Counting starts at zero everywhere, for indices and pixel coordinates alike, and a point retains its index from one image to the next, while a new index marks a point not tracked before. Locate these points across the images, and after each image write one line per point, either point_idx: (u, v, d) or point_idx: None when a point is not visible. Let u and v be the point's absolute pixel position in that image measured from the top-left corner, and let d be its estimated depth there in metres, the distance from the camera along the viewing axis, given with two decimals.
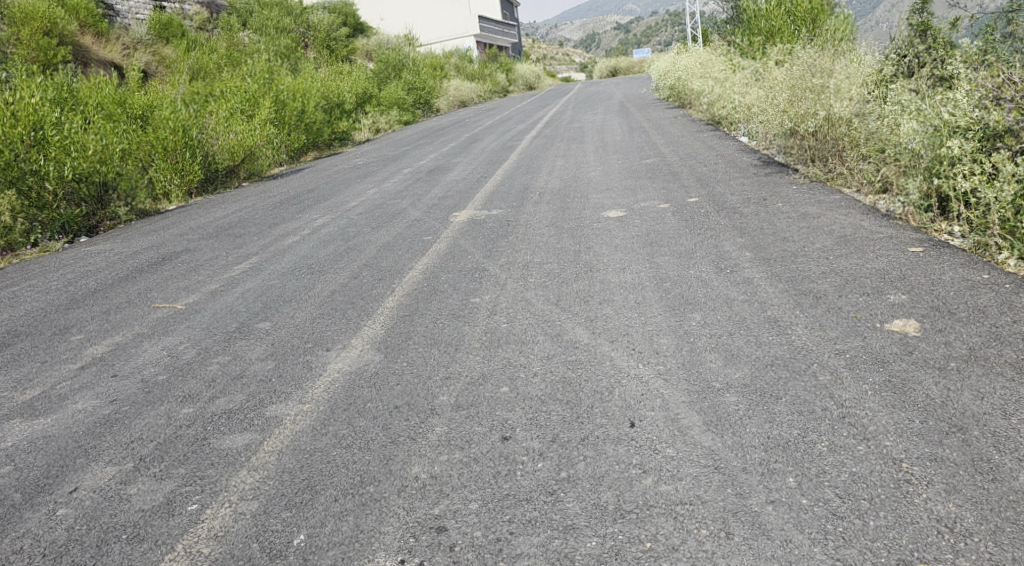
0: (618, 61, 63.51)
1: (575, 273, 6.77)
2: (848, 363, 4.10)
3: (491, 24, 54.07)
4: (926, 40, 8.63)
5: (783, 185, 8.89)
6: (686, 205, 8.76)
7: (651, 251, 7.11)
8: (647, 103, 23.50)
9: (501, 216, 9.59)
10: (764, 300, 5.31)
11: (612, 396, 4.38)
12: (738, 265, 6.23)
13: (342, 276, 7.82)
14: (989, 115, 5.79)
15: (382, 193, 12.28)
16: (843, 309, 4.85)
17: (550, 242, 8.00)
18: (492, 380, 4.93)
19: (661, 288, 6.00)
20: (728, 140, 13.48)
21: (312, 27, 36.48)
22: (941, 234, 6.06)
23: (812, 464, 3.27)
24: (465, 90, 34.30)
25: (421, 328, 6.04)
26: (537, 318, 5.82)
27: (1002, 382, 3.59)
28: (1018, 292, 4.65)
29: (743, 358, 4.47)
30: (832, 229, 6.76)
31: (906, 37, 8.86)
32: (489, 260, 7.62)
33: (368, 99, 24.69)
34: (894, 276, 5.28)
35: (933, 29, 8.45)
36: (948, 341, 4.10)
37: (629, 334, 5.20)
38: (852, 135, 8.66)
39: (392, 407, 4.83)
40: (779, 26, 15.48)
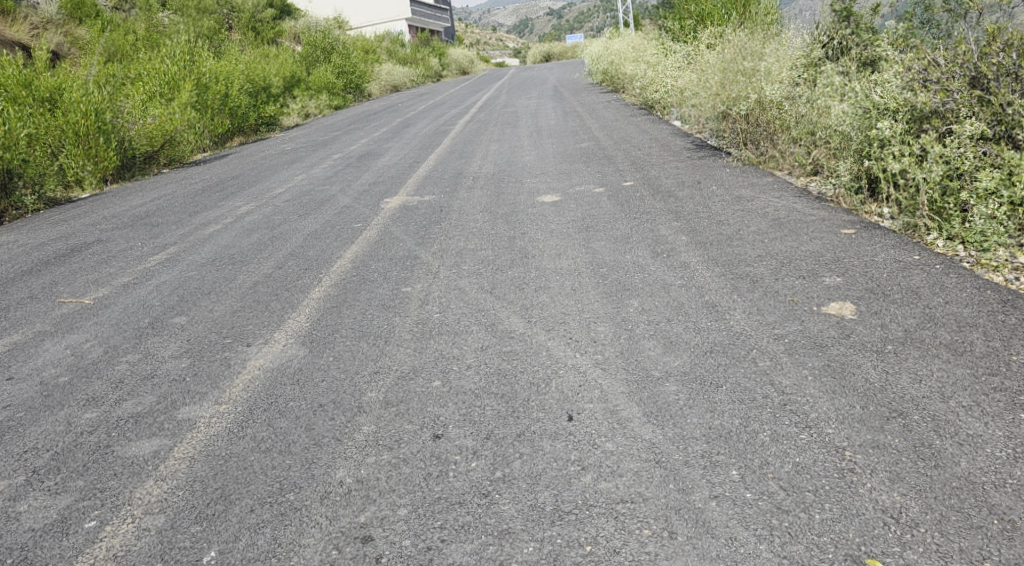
0: (551, 47, 63.43)
1: (509, 260, 6.56)
2: (787, 348, 4.02)
3: (423, 7, 53.10)
4: (849, 26, 8.84)
5: (716, 169, 8.90)
6: (621, 189, 8.66)
7: (587, 235, 6.96)
8: (581, 88, 23.46)
9: (433, 202, 9.28)
10: (702, 285, 5.22)
11: (549, 388, 4.19)
12: (674, 249, 6.14)
13: (266, 266, 7.40)
14: (917, 97, 5.85)
15: (310, 179, 11.78)
16: (780, 293, 4.80)
17: (484, 228, 7.75)
18: (423, 374, 4.67)
19: (597, 274, 5.84)
20: (661, 124, 13.49)
21: (237, 8, 34.97)
22: (871, 216, 6.11)
23: (755, 456, 3.15)
24: (398, 75, 33.59)
25: (349, 320, 5.72)
26: (470, 307, 5.59)
27: (938, 363, 3.54)
28: (948, 272, 4.67)
29: (682, 345, 4.35)
30: (766, 212, 6.75)
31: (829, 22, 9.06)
32: (421, 248, 7.33)
33: (297, 83, 23.83)
34: (828, 259, 5.26)
35: (855, 16, 8.71)
36: (884, 323, 4.07)
37: (566, 323, 5.02)
38: (783, 119, 8.73)
39: (316, 405, 4.52)
40: (711, 11, 15.69)
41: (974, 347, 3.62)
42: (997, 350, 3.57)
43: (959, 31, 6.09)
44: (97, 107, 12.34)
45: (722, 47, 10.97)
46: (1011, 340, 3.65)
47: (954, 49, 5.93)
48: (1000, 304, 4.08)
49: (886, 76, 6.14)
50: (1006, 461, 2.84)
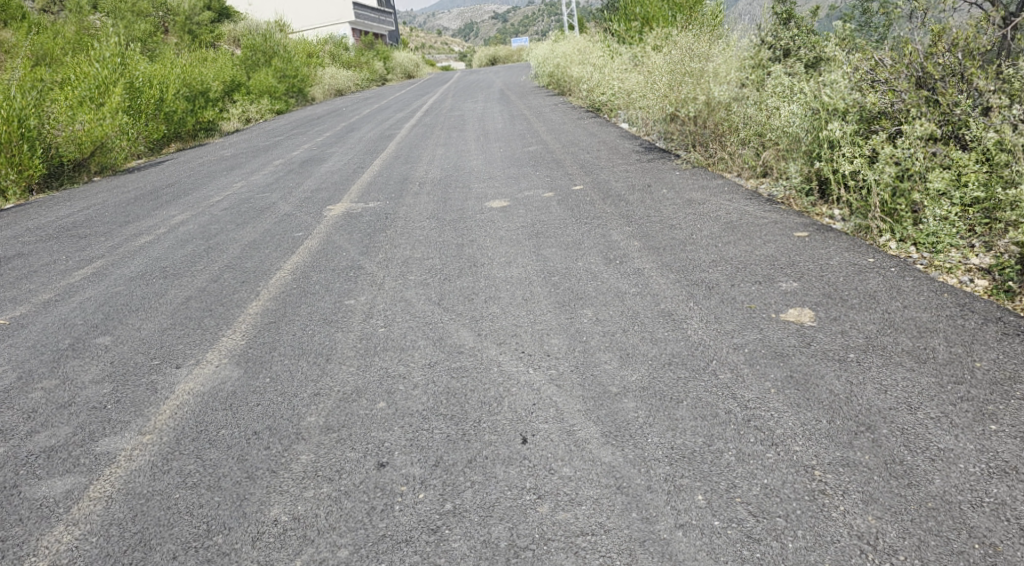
0: (497, 50, 63.36)
1: (457, 269, 6.30)
2: (747, 359, 3.87)
3: (367, 11, 52.28)
4: (790, 28, 9.18)
5: (665, 172, 8.82)
6: (571, 193, 8.49)
7: (537, 242, 6.75)
8: (528, 91, 23.33)
9: (378, 209, 8.94)
10: (658, 292, 5.06)
11: (501, 408, 3.94)
12: (627, 255, 5.97)
13: (200, 279, 6.96)
14: (866, 98, 5.83)
15: (249, 186, 11.28)
16: (737, 300, 4.67)
17: (431, 236, 7.46)
18: (367, 395, 4.37)
19: (549, 282, 5.63)
20: (608, 126, 13.41)
21: (173, 11, 33.72)
22: (822, 217, 6.07)
23: (721, 478, 2.97)
24: (342, 79, 32.91)
25: (288, 337, 5.36)
26: (416, 320, 5.30)
27: (902, 371, 3.41)
28: (904, 275, 4.60)
29: (639, 357, 4.17)
30: (718, 215, 6.65)
31: (770, 25, 9.28)
32: (366, 257, 7.00)
33: (237, 87, 23.03)
34: (783, 263, 5.16)
35: (798, 18, 9.08)
36: (844, 330, 3.95)
37: (518, 335, 4.78)
38: (731, 121, 8.72)
39: (250, 433, 4.17)
40: (656, 13, 15.78)
41: (937, 353, 3.50)
42: (960, 356, 3.45)
43: (904, 31, 6.13)
44: (20, 113, 11.60)
45: (668, 48, 10.92)
46: (973, 345, 3.54)
47: (900, 49, 5.95)
48: (958, 308, 3.99)
49: (836, 76, 6.13)
50: (980, 477, 2.72)
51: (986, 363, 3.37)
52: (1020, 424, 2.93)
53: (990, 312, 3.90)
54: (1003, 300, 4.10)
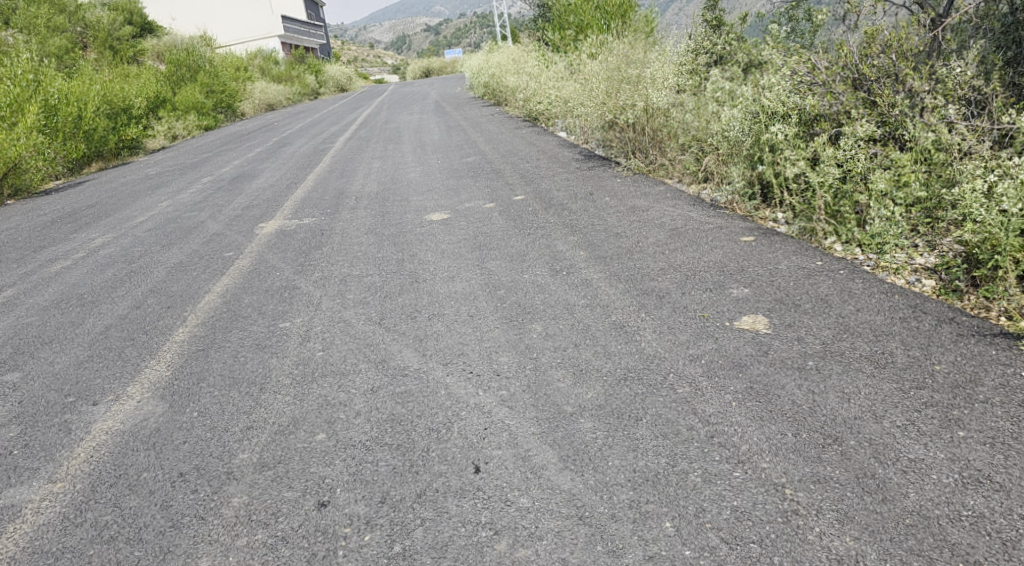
0: (430, 62, 63.01)
1: (398, 286, 6.01)
2: (705, 371, 3.74)
3: (297, 25, 51.23)
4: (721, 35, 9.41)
5: (607, 179, 8.75)
6: (512, 203, 8.31)
7: (481, 254, 6.53)
8: (464, 102, 23.15)
9: (313, 225, 8.57)
10: (608, 304, 4.90)
11: (450, 434, 3.69)
12: (574, 266, 5.81)
13: (122, 306, 6.48)
14: (805, 101, 5.88)
15: (175, 205, 10.71)
16: (690, 309, 4.57)
17: (370, 252, 7.15)
18: (305, 426, 4.05)
19: (495, 297, 5.41)
20: (546, 135, 13.32)
21: (91, 26, 32.15)
22: (766, 221, 6.06)
23: (688, 502, 2.80)
24: (272, 93, 32.04)
25: (218, 365, 4.97)
26: (356, 342, 5.00)
27: (862, 378, 3.31)
28: (852, 278, 4.57)
29: (594, 374, 3.99)
30: (663, 222, 6.57)
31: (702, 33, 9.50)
32: (301, 276, 6.64)
33: (161, 103, 22.08)
34: (732, 269, 5.10)
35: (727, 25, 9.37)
36: (800, 336, 3.86)
37: (465, 354, 4.54)
38: (670, 127, 8.73)
39: (175, 475, 3.80)
40: (590, 21, 15.83)
41: (896, 358, 3.42)
42: (919, 359, 3.36)
43: (837, 34, 6.21)
44: None
45: (605, 55, 10.90)
46: (930, 348, 3.46)
47: (835, 52, 6.02)
48: (910, 310, 3.94)
49: (774, 80, 6.16)
50: (955, 489, 2.62)
51: (945, 365, 3.29)
52: (986, 429, 2.84)
53: (942, 313, 3.86)
54: (952, 299, 4.05)
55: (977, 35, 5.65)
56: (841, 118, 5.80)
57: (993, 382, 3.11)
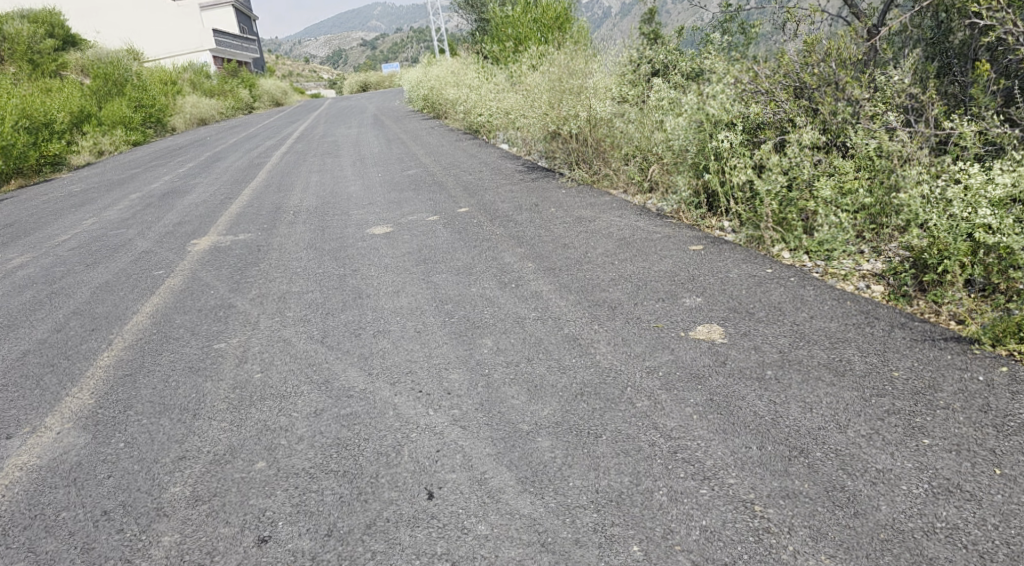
0: (366, 76, 62.36)
1: (341, 302, 5.76)
2: (663, 384, 3.65)
3: (229, 37, 49.95)
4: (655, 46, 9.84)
5: (551, 190, 8.70)
6: (456, 216, 8.14)
7: (426, 268, 6.33)
8: (403, 115, 22.94)
9: (249, 241, 8.20)
10: (559, 316, 4.78)
11: (400, 458, 3.49)
12: (523, 277, 5.68)
13: (40, 330, 6.02)
14: (749, 110, 5.94)
15: (101, 223, 10.13)
16: (643, 320, 4.49)
17: (310, 267, 6.87)
18: (243, 454, 3.78)
19: (442, 311, 5.22)
20: (487, 148, 13.23)
21: (8, 38, 30.54)
22: (713, 230, 6.07)
23: (655, 523, 2.69)
24: (204, 107, 31.06)
25: (147, 391, 4.62)
26: (297, 362, 4.73)
27: (822, 387, 3.26)
28: (803, 285, 4.58)
29: (548, 389, 3.84)
30: (610, 232, 6.51)
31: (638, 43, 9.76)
32: (237, 294, 6.32)
33: (86, 118, 21.03)
34: (683, 278, 5.06)
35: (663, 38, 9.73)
36: (757, 346, 3.83)
37: (413, 372, 4.34)
38: (613, 137, 8.74)
39: (98, 514, 3.48)
40: (528, 34, 15.88)
41: (854, 365, 3.38)
42: (876, 366, 3.33)
43: (777, 44, 6.32)
44: None
45: (546, 65, 10.90)
46: (886, 354, 3.44)
47: (776, 61, 6.11)
48: (863, 316, 3.94)
49: (718, 88, 6.20)
50: (927, 500, 2.57)
51: (903, 371, 3.26)
52: (950, 436, 2.81)
53: (894, 318, 3.87)
54: (902, 304, 4.07)
55: (910, 46, 5.80)
56: (784, 126, 5.87)
57: (952, 388, 3.07)
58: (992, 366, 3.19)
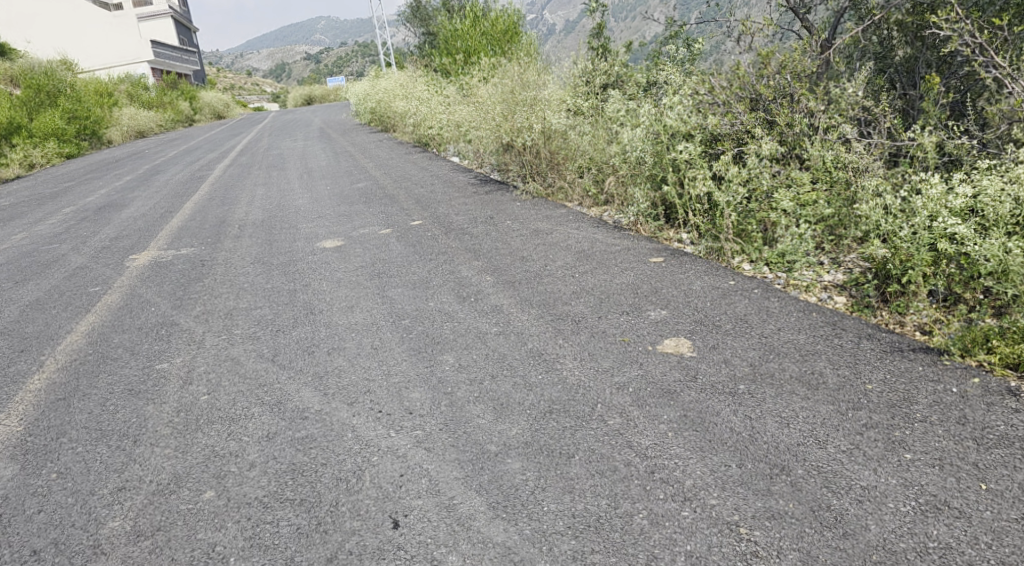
0: (311, 89, 61.51)
1: (291, 318, 5.51)
2: (634, 400, 3.55)
3: (169, 47, 48.59)
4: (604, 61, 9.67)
5: (506, 203, 8.59)
6: (410, 229, 7.95)
7: (380, 282, 6.13)
8: (351, 128, 22.60)
9: (192, 256, 7.85)
10: (522, 330, 4.65)
11: (362, 483, 3.29)
12: (482, 291, 5.54)
13: None
14: (707, 121, 5.94)
15: (30, 238, 9.58)
16: (608, 333, 4.40)
17: (258, 283, 6.58)
18: (190, 482, 3.53)
19: (399, 327, 5.03)
20: (438, 161, 13.07)
21: None
22: (672, 242, 6.05)
23: (638, 550, 2.59)
24: (142, 120, 30.04)
25: (81, 417, 4.29)
26: (247, 383, 4.47)
27: (797, 401, 3.20)
28: (767, 297, 4.57)
29: (515, 408, 3.70)
30: (569, 244, 6.43)
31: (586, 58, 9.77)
32: (180, 311, 5.99)
33: (15, 130, 20.05)
34: (646, 291, 5.00)
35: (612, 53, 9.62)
36: (726, 359, 3.77)
37: (371, 392, 4.14)
38: (568, 150, 8.70)
39: (28, 555, 3.19)
40: (477, 47, 15.86)
41: (828, 378, 3.34)
42: (850, 379, 3.29)
43: (733, 55, 6.36)
44: None
45: (498, 77, 10.82)
46: (858, 366, 3.41)
47: (731, 72, 6.14)
48: (830, 327, 3.93)
49: (675, 99, 6.19)
50: (916, 518, 2.52)
51: (876, 384, 3.22)
52: (931, 450, 2.77)
53: (861, 329, 3.86)
54: (866, 315, 4.09)
55: (861, 59, 5.89)
56: (741, 137, 5.90)
57: (928, 400, 3.05)
58: (964, 377, 3.18)
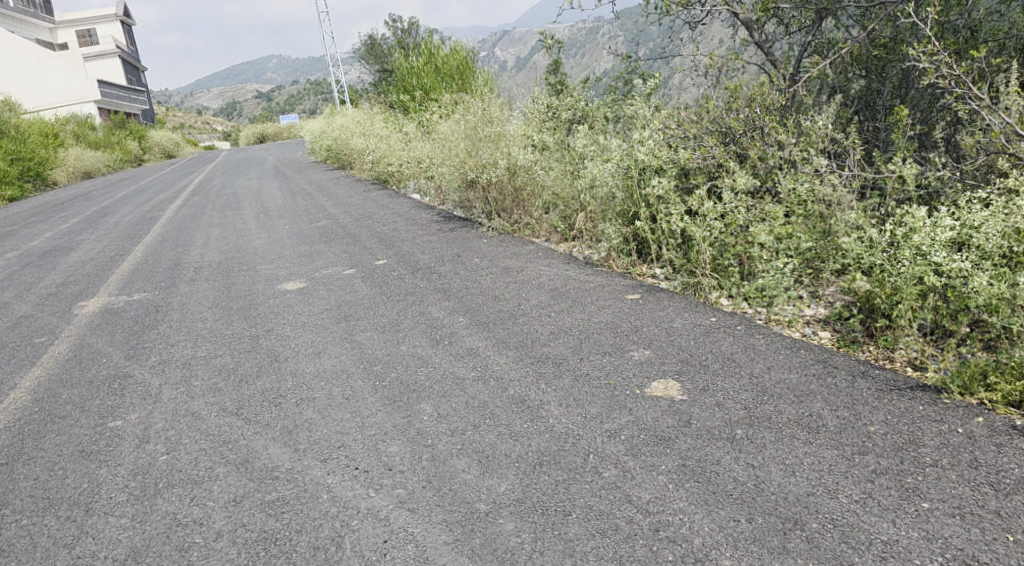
0: (264, 127, 60.91)
1: (255, 367, 5.22)
2: (628, 448, 3.38)
3: (116, 87, 47.58)
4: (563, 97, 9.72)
5: (472, 240, 8.45)
6: (375, 269, 7.73)
7: (348, 326, 5.88)
8: (306, 166, 22.30)
9: (145, 302, 7.49)
10: (501, 375, 4.44)
11: (342, 553, 3.08)
12: (455, 333, 5.34)
13: None
14: (680, 155, 5.91)
15: None
16: (593, 376, 4.21)
17: (217, 329, 6.26)
18: (153, 557, 3.26)
19: (371, 374, 4.78)
20: (399, 198, 12.88)
21: None
22: (646, 278, 5.97)
23: None
24: (89, 160, 29.22)
25: (26, 484, 3.93)
26: (209, 440, 4.14)
27: (799, 447, 3.11)
28: (752, 333, 4.48)
29: (502, 460, 3.49)
30: (541, 282, 6.30)
31: (544, 94, 9.81)
32: (134, 362, 5.64)
33: None
34: (626, 330, 4.86)
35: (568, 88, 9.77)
36: (719, 402, 3.65)
37: (346, 446, 3.86)
38: (533, 186, 8.62)
39: None
40: (433, 84, 15.83)
41: (827, 421, 3.26)
42: (851, 422, 3.22)
43: (702, 89, 6.38)
44: None
45: (459, 114, 10.76)
46: (856, 407, 3.35)
47: (700, 105, 6.14)
48: (821, 365, 3.86)
49: (646, 133, 6.15)
50: None
51: (878, 425, 3.16)
52: (948, 497, 2.70)
53: (853, 366, 3.80)
54: (855, 351, 4.04)
55: (828, 92, 5.97)
56: (714, 171, 5.88)
57: (934, 442, 2.99)
58: (968, 417, 3.13)
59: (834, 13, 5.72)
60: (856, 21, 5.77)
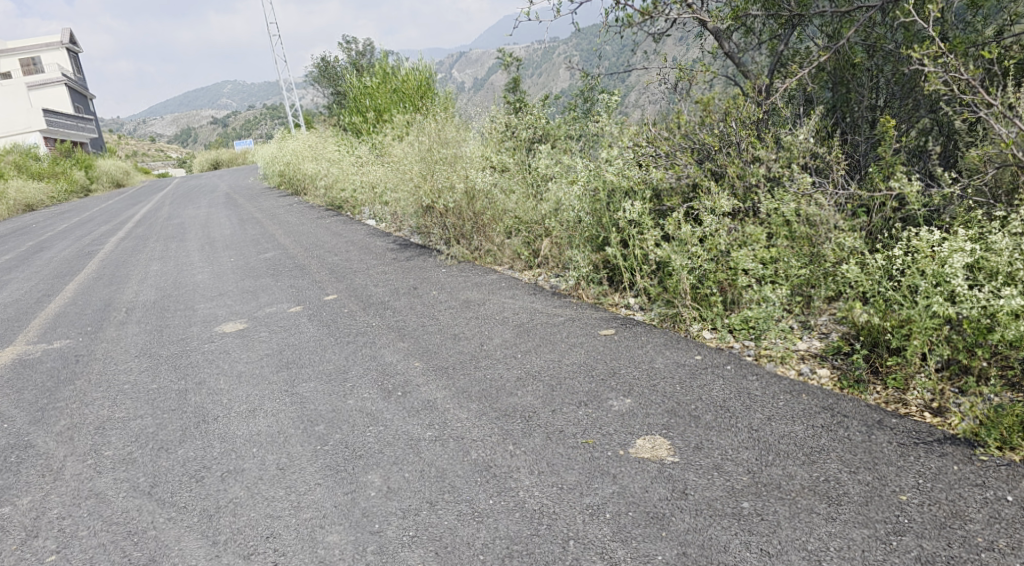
0: (217, 153, 59.37)
1: (177, 426, 4.49)
2: (616, 532, 2.86)
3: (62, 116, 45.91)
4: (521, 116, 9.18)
5: (430, 270, 7.86)
6: (323, 305, 7.07)
7: (289, 374, 5.19)
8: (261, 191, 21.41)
9: (65, 350, 6.70)
10: (462, 434, 3.78)
11: None
12: (410, 382, 4.68)
13: None
14: (653, 174, 5.43)
15: None
16: (567, 434, 3.60)
17: (141, 381, 5.51)
18: None
19: (312, 436, 4.06)
20: (353, 224, 12.18)
21: None
22: (618, 308, 5.44)
23: None
24: (31, 191, 27.79)
25: None
26: (112, 531, 3.43)
27: (821, 526, 2.74)
28: (743, 373, 3.99)
29: (463, 552, 2.91)
30: (505, 316, 5.73)
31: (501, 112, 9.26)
32: (39, 425, 4.88)
33: None
34: (603, 373, 4.29)
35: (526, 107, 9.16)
36: (717, 463, 3.14)
37: (278, 537, 3.20)
38: (494, 210, 8.04)
39: None
40: (388, 105, 15.15)
41: (849, 490, 2.88)
42: (877, 489, 2.87)
43: (671, 102, 5.93)
44: None
45: (413, 136, 10.14)
46: (880, 468, 2.98)
47: (670, 120, 5.68)
48: (829, 414, 3.40)
49: (614, 152, 5.66)
50: None
51: (911, 493, 2.84)
52: None
53: (867, 415, 3.36)
54: (862, 393, 3.58)
55: (803, 104, 5.60)
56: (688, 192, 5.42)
57: (982, 516, 2.70)
58: (1014, 480, 2.84)
59: (806, 20, 5.35)
60: (826, 30, 5.42)
